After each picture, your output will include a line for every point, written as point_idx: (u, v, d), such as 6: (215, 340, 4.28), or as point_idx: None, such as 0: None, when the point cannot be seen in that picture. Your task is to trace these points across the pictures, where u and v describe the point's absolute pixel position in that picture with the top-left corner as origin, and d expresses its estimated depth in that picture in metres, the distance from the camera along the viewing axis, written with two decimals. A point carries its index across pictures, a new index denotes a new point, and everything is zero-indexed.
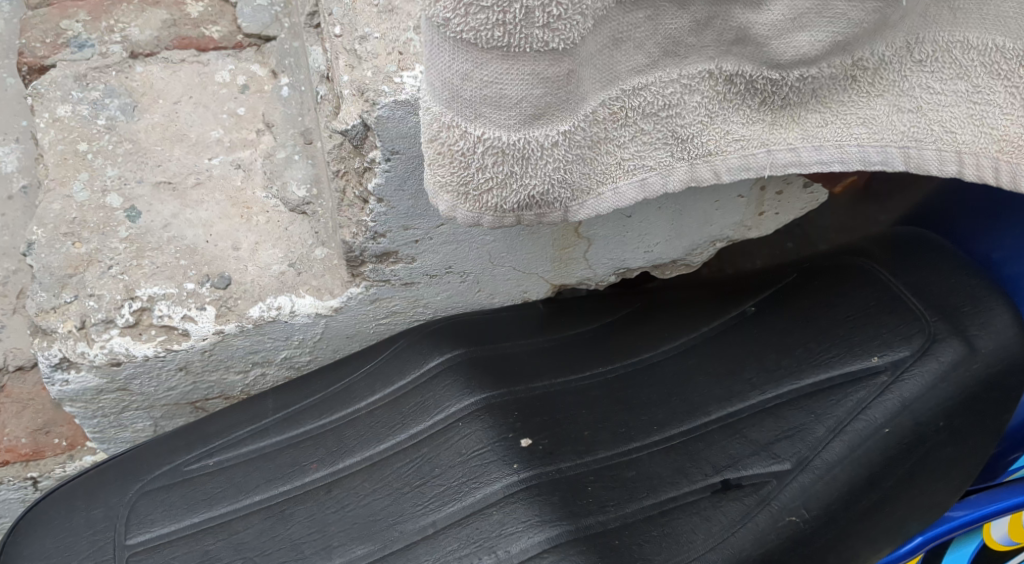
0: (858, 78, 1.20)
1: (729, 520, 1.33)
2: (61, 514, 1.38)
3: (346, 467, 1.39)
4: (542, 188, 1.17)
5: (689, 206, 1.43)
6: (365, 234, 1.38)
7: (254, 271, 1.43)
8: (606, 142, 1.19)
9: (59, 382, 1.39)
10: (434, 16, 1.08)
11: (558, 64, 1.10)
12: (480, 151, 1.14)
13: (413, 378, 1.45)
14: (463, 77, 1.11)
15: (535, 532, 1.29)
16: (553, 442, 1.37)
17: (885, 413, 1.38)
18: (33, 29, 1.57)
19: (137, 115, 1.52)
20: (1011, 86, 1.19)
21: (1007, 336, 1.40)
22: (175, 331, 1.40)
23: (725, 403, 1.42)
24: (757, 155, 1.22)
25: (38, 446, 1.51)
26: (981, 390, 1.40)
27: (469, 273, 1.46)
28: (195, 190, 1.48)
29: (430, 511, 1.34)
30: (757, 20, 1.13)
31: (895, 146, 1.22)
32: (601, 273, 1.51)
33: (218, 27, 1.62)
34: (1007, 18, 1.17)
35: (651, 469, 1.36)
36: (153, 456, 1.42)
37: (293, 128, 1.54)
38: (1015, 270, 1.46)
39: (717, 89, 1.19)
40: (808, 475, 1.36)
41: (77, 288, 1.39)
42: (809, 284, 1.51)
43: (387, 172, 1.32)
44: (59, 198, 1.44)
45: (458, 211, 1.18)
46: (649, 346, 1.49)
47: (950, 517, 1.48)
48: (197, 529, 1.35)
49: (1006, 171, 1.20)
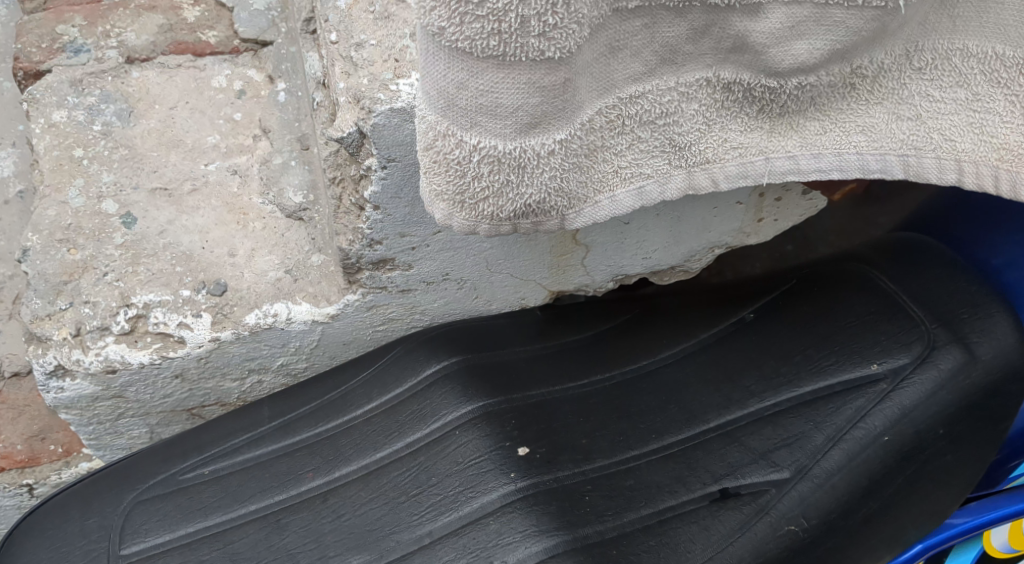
0: (857, 86, 1.19)
1: (728, 529, 1.32)
2: (56, 523, 1.37)
3: (343, 476, 1.39)
4: (539, 197, 1.16)
5: (688, 213, 1.42)
6: (362, 241, 1.37)
7: (250, 277, 1.43)
8: (603, 149, 1.18)
9: (53, 390, 1.38)
10: (430, 25, 1.08)
11: (554, 73, 1.10)
12: (475, 160, 1.13)
13: (410, 386, 1.44)
14: (459, 85, 1.10)
15: (532, 542, 1.28)
16: (550, 451, 1.36)
17: (884, 421, 1.37)
18: (29, 33, 1.56)
19: (133, 120, 1.51)
20: (1011, 94, 1.19)
21: (1007, 343, 1.40)
22: (171, 338, 1.39)
23: (724, 411, 1.41)
24: (756, 162, 1.21)
25: (34, 453, 1.49)
26: (981, 398, 1.39)
27: (466, 280, 1.46)
28: (191, 196, 1.47)
29: (427, 520, 1.33)
30: (754, 29, 1.12)
31: (895, 154, 1.22)
32: (599, 280, 1.50)
33: (215, 31, 1.61)
34: (1007, 26, 1.16)
35: (649, 477, 1.35)
36: (149, 465, 1.41)
37: (290, 133, 1.53)
38: (1016, 276, 1.45)
39: (715, 97, 1.18)
40: (808, 484, 1.35)
41: (72, 295, 1.38)
42: (809, 291, 1.51)
43: (382, 180, 1.32)
44: (54, 205, 1.43)
45: (455, 219, 1.18)
46: (648, 353, 1.48)
47: (949, 524, 1.47)
48: (191, 539, 1.35)
49: (1006, 180, 1.20)
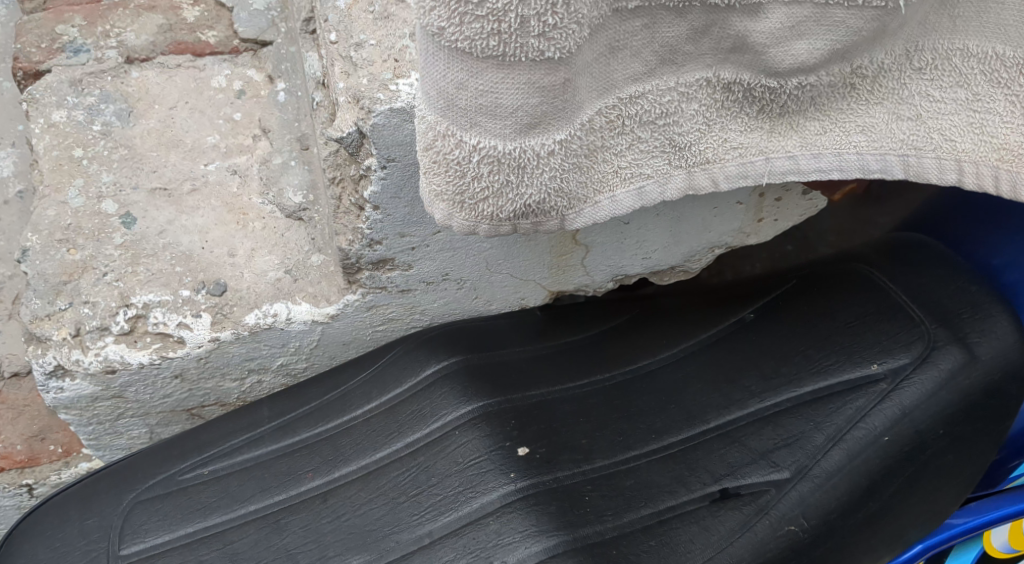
0: (857, 86, 1.19)
1: (728, 529, 1.32)
2: (55, 523, 1.37)
3: (343, 476, 1.38)
4: (538, 197, 1.16)
5: (688, 213, 1.42)
6: (361, 242, 1.37)
7: (250, 277, 1.43)
8: (603, 150, 1.18)
9: (53, 390, 1.38)
10: (429, 25, 1.08)
11: (554, 73, 1.10)
12: (475, 160, 1.13)
13: (409, 386, 1.44)
14: (458, 85, 1.10)
15: (532, 542, 1.28)
16: (550, 451, 1.36)
17: (885, 421, 1.37)
18: (29, 33, 1.56)
19: (132, 121, 1.51)
20: (1011, 94, 1.18)
21: (1007, 343, 1.40)
22: (171, 338, 1.39)
23: (725, 411, 1.41)
24: (756, 162, 1.21)
25: (33, 453, 1.49)
26: (981, 398, 1.39)
27: (466, 280, 1.45)
28: (191, 196, 1.47)
29: (426, 520, 1.33)
30: (755, 28, 1.12)
31: (895, 154, 1.22)
32: (599, 280, 1.50)
33: (215, 31, 1.61)
34: (1007, 26, 1.16)
35: (649, 477, 1.35)
36: (149, 465, 1.41)
37: (289, 133, 1.53)
38: (1016, 276, 1.45)
39: (715, 97, 1.18)
40: (808, 484, 1.35)
41: (71, 295, 1.38)
42: (809, 291, 1.50)
43: (382, 180, 1.32)
44: (53, 205, 1.43)
45: (454, 219, 1.18)
46: (648, 353, 1.48)
47: (949, 524, 1.47)
48: (191, 539, 1.35)
49: (1006, 180, 1.20)
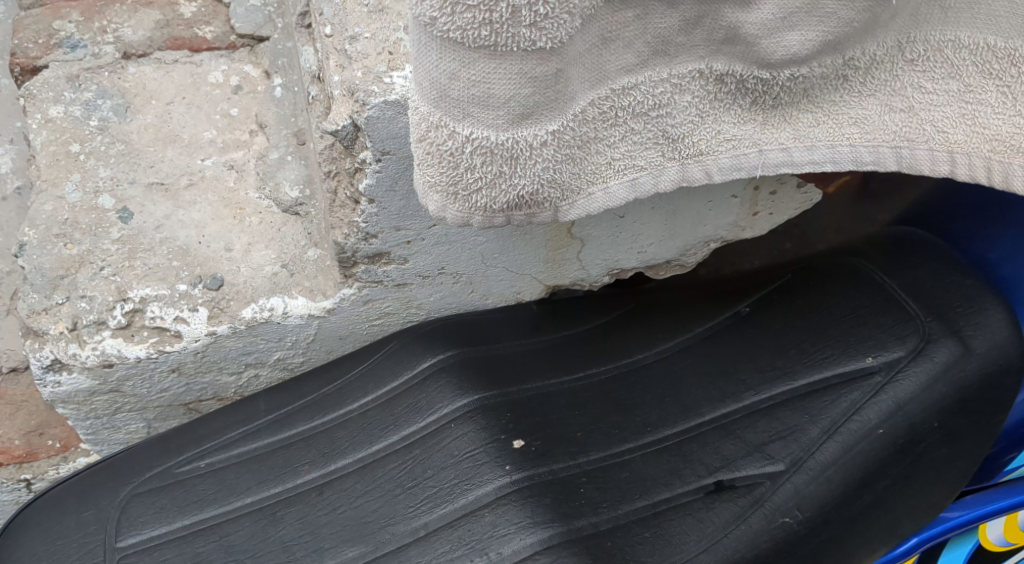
0: (849, 78, 1.20)
1: (722, 521, 1.33)
2: (52, 516, 1.38)
3: (339, 469, 1.39)
4: (531, 188, 1.17)
5: (682, 206, 1.42)
6: (357, 234, 1.37)
7: (246, 272, 1.43)
8: (595, 141, 1.18)
9: (51, 384, 1.39)
10: (421, 15, 1.08)
11: (546, 64, 1.10)
12: (468, 151, 1.14)
13: (405, 379, 1.45)
14: (451, 76, 1.11)
15: (527, 534, 1.29)
16: (545, 444, 1.37)
17: (880, 413, 1.37)
18: (26, 29, 1.57)
19: (129, 115, 1.51)
20: (1003, 86, 1.19)
21: (1001, 336, 1.40)
22: (168, 333, 1.40)
23: (720, 404, 1.42)
24: (749, 155, 1.22)
25: (32, 448, 1.50)
26: (976, 391, 1.39)
27: (462, 273, 1.46)
28: (188, 190, 1.47)
29: (422, 512, 1.33)
30: (746, 19, 1.13)
31: (887, 146, 1.22)
32: (595, 274, 1.51)
33: (211, 26, 1.62)
34: (997, 17, 1.16)
35: (644, 470, 1.36)
36: (146, 458, 1.42)
37: (286, 128, 1.54)
38: (1012, 270, 1.45)
39: (708, 89, 1.19)
40: (803, 475, 1.35)
41: (69, 289, 1.38)
42: (804, 285, 1.50)
43: (377, 172, 1.32)
44: (51, 199, 1.43)
45: (448, 210, 1.18)
46: (645, 347, 1.48)
47: (945, 517, 1.46)
48: (187, 531, 1.35)
49: (998, 171, 1.20)
